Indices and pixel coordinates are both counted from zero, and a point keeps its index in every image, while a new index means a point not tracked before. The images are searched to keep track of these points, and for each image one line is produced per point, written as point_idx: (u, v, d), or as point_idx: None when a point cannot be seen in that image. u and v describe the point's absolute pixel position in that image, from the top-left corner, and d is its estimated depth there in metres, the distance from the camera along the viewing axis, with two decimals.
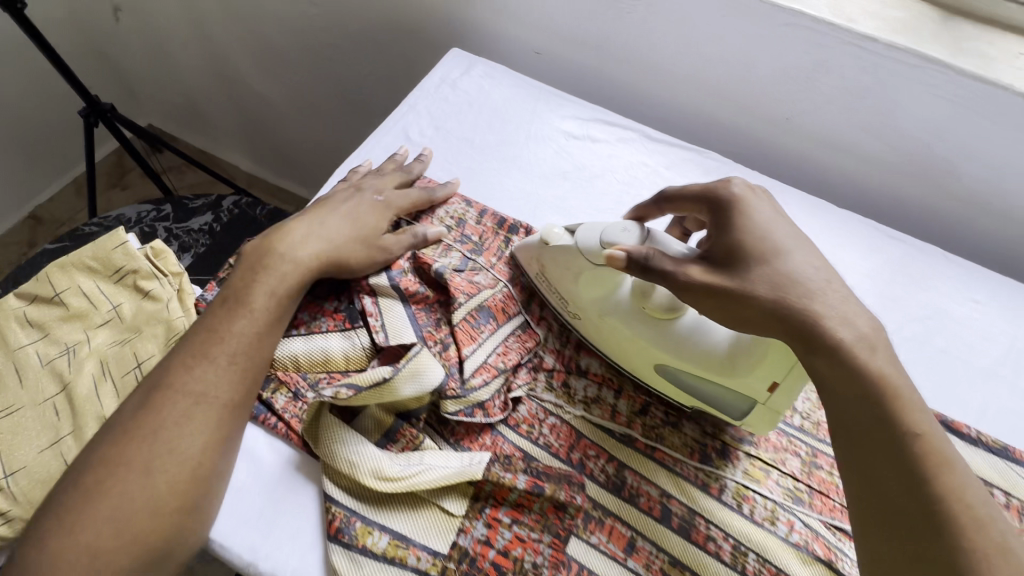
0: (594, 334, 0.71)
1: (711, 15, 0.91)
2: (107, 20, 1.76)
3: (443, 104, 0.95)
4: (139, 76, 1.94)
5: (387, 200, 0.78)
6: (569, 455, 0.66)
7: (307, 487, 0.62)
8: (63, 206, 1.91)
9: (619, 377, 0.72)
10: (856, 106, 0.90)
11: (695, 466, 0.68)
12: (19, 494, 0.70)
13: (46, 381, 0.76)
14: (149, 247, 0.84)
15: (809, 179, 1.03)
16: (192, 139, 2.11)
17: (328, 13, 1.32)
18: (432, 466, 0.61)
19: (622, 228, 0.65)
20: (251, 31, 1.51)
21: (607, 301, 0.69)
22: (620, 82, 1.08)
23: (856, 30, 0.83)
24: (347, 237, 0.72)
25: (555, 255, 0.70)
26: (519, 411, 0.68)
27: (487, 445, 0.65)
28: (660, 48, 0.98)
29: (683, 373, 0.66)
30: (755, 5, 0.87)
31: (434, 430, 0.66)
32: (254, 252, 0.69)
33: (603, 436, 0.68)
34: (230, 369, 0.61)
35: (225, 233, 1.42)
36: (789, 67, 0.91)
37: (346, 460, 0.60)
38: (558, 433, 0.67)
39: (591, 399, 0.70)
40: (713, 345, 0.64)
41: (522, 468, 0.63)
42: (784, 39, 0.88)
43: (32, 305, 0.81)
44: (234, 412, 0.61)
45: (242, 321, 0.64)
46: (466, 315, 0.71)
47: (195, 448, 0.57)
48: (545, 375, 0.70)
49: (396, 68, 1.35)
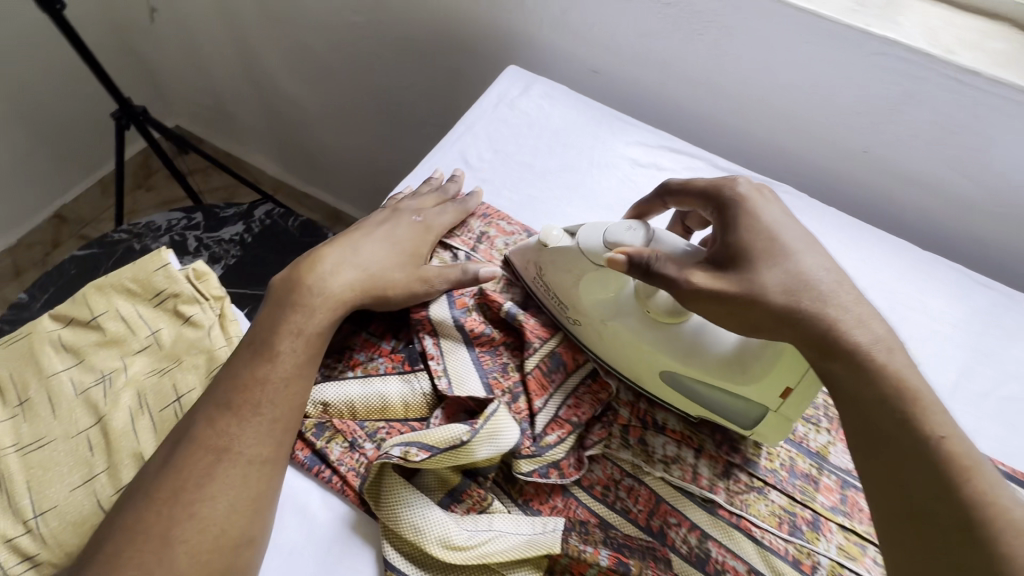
0: (595, 342, 0.66)
1: (791, 41, 0.85)
2: (142, 21, 1.74)
3: (502, 125, 0.91)
4: (171, 78, 1.91)
5: (426, 221, 0.74)
6: (649, 523, 0.60)
7: (365, 550, 0.57)
8: (88, 207, 1.88)
9: (700, 433, 0.66)
10: (946, 142, 0.84)
11: (785, 539, 0.61)
12: (49, 536, 0.65)
13: (80, 412, 0.71)
14: (190, 269, 0.80)
15: (884, 216, 0.97)
16: (220, 143, 2.08)
17: (372, 22, 1.28)
18: (502, 533, 0.56)
19: (627, 227, 0.60)
20: (289, 37, 1.48)
21: (609, 304, 0.64)
22: (683, 106, 1.02)
23: (954, 62, 0.77)
24: (387, 266, 0.68)
25: (551, 256, 0.65)
26: (594, 471, 0.62)
27: (559, 509, 0.60)
28: (732, 72, 0.93)
29: (695, 381, 0.61)
30: (842, 32, 0.81)
31: (501, 489, 0.60)
32: (282, 286, 0.65)
33: (684, 501, 0.62)
34: (253, 422, 0.56)
35: (256, 245, 1.37)
36: (874, 97, 0.85)
37: (411, 526, 0.54)
38: (636, 498, 0.61)
39: (671, 459, 0.64)
40: (719, 352, 0.59)
41: (602, 539, 0.57)
42: (871, 69, 0.83)
43: (68, 327, 0.76)
44: (263, 470, 0.55)
45: (269, 366, 0.59)
46: (537, 362, 0.65)
47: (223, 513, 0.52)
48: (620, 430, 0.64)
49: (439, 81, 1.31)
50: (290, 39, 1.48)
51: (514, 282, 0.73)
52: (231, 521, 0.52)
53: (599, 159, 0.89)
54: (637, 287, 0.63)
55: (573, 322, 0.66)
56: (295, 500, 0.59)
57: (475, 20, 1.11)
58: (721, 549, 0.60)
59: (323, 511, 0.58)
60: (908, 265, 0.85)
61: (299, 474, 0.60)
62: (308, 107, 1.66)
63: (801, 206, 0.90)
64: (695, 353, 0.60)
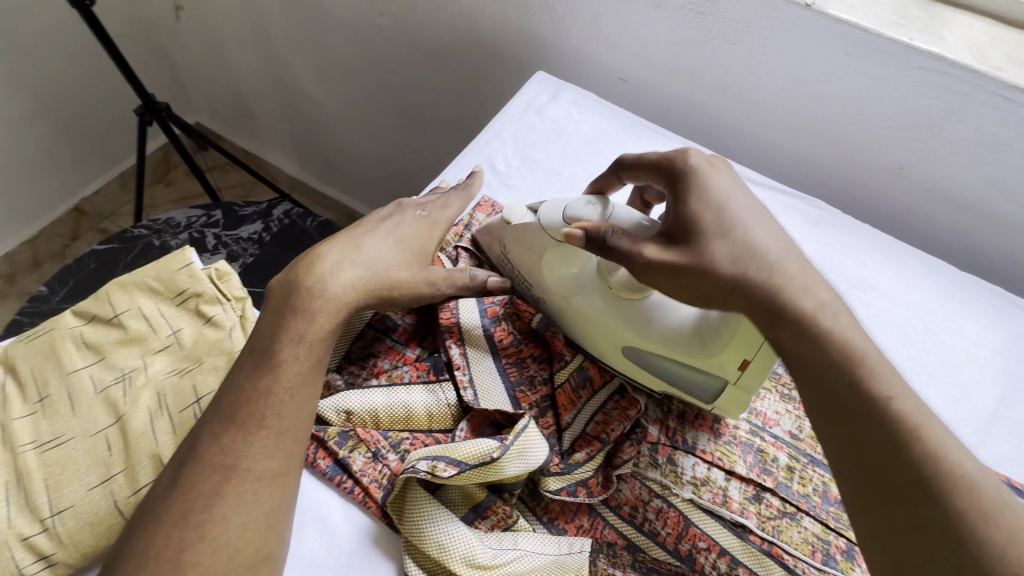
0: (558, 320, 0.66)
1: (827, 53, 0.83)
2: (167, 18, 1.74)
3: (530, 132, 0.90)
4: (193, 75, 1.92)
5: (432, 215, 0.70)
6: (677, 547, 0.59)
7: (386, 564, 0.55)
8: (108, 200, 1.89)
9: (731, 454, 0.64)
10: (988, 160, 0.82)
11: (819, 568, 0.59)
12: (66, 536, 0.64)
13: (100, 411, 0.71)
14: (213, 269, 0.79)
15: (918, 233, 0.94)
16: (238, 140, 2.08)
17: (397, 23, 1.27)
18: (528, 552, 0.54)
19: (587, 202, 0.61)
20: (312, 37, 1.47)
21: (570, 280, 0.63)
22: (712, 116, 1.00)
23: (1001, 79, 0.75)
24: (393, 263, 0.64)
25: (516, 234, 0.66)
26: (622, 490, 0.61)
27: (586, 529, 0.58)
28: (764, 84, 0.91)
29: (656, 355, 0.60)
30: (884, 45, 0.79)
31: (525, 505, 0.59)
32: (280, 288, 0.61)
33: (715, 525, 0.59)
34: (259, 435, 0.54)
35: (274, 244, 1.37)
36: (914, 113, 0.83)
37: (435, 543, 0.53)
38: (664, 521, 0.60)
39: (700, 481, 0.61)
40: (681, 324, 0.58)
41: (630, 562, 0.59)
42: (913, 84, 0.81)
43: (89, 324, 0.76)
44: (272, 483, 0.53)
45: (271, 377, 0.57)
46: (566, 376, 0.64)
47: (234, 530, 0.51)
48: (649, 448, 0.61)
49: (463, 84, 1.30)
50: (314, 40, 1.48)
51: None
52: (243, 538, 0.51)
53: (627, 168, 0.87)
54: (595, 263, 0.63)
55: (540, 300, 0.66)
56: (315, 510, 0.58)
57: (502, 24, 1.10)
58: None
59: (343, 522, 0.57)
60: (943, 285, 0.82)
61: (320, 483, 0.59)
62: (328, 109, 1.66)
63: (834, 221, 0.88)
64: (654, 325, 0.59)
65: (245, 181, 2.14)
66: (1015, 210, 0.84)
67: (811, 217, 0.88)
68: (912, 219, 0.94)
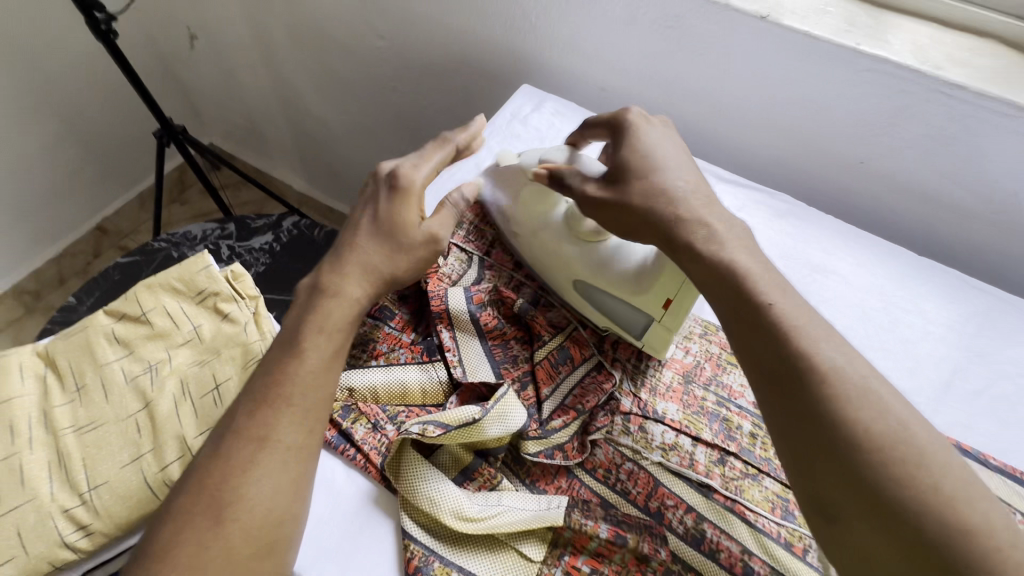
0: (530, 251, 0.78)
1: (788, 59, 0.91)
2: (183, 47, 1.87)
3: (515, 139, 0.98)
4: (206, 98, 2.04)
5: (407, 181, 0.72)
6: (647, 503, 0.65)
7: (385, 522, 0.62)
8: (127, 219, 2.00)
9: (697, 421, 0.70)
10: (940, 153, 0.88)
11: (777, 522, 0.65)
12: (102, 508, 0.72)
13: (130, 398, 0.79)
14: (229, 271, 0.88)
15: (882, 223, 1.01)
16: (250, 158, 2.19)
17: (395, 45, 1.37)
18: (510, 507, 0.61)
19: (557, 150, 0.73)
20: (317, 60, 1.58)
21: (541, 224, 0.75)
22: (686, 120, 1.08)
23: (943, 78, 0.81)
24: (378, 257, 0.69)
25: (502, 175, 0.79)
26: (597, 454, 0.67)
27: (563, 489, 0.65)
28: (732, 89, 0.98)
29: (598, 289, 0.72)
30: (836, 51, 0.86)
31: (510, 469, 0.66)
32: (307, 292, 0.69)
33: (682, 485, 0.66)
34: (282, 415, 0.59)
35: (285, 253, 1.46)
36: (869, 111, 0.90)
37: (427, 497, 0.59)
38: (636, 480, 0.66)
39: (668, 446, 0.68)
40: (629, 266, 0.70)
41: (602, 516, 0.62)
42: (865, 85, 0.87)
43: (120, 322, 0.84)
44: (292, 461, 0.58)
45: (296, 361, 0.62)
46: (546, 354, 0.71)
47: (257, 500, 0.55)
48: (621, 418, 0.69)
49: (457, 99, 1.39)
50: (320, 63, 1.58)
51: (524, 284, 0.80)
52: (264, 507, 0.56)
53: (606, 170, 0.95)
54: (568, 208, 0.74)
55: (519, 238, 0.78)
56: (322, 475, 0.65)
57: (491, 43, 1.19)
58: (716, 530, 0.63)
59: (347, 486, 0.64)
60: (903, 268, 0.89)
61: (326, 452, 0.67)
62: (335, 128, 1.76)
63: (800, 214, 0.95)
64: (597, 266, 0.71)
65: (256, 198, 2.25)
66: (969, 198, 0.91)
67: (779, 210, 0.95)
68: (876, 209, 1.01)
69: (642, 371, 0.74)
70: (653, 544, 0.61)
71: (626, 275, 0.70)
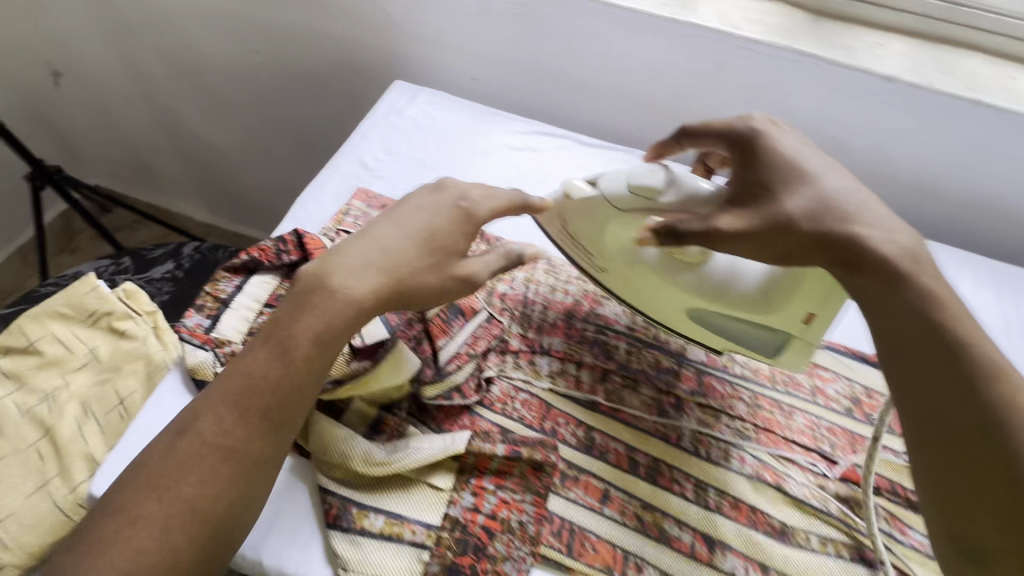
0: (625, 288, 0.78)
1: (624, 31, 1.03)
2: (49, 87, 1.78)
3: (393, 130, 1.04)
4: (82, 139, 1.93)
5: (468, 207, 0.70)
6: (543, 424, 0.73)
7: (302, 485, 0.67)
8: (10, 277, 1.88)
9: (582, 349, 0.80)
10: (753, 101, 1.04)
11: (654, 419, 0.75)
12: (11, 539, 0.71)
13: (27, 430, 0.77)
14: (121, 290, 0.88)
15: None
16: (141, 197, 2.10)
17: (272, 60, 1.40)
18: (416, 447, 0.67)
19: (650, 171, 0.69)
20: (196, 83, 1.57)
21: (625, 252, 0.74)
22: (550, 100, 1.19)
23: (741, 34, 0.97)
24: (413, 263, 0.65)
25: (579, 210, 0.74)
26: (494, 390, 0.75)
27: (466, 424, 0.72)
28: (589, 60, 1.09)
29: (716, 316, 0.73)
30: (655, 22, 1.00)
31: (417, 419, 0.72)
32: (307, 284, 0.63)
33: (570, 404, 0.75)
34: (248, 423, 0.59)
35: (189, 279, 1.43)
36: (695, 71, 1.04)
37: (338, 451, 0.65)
38: (531, 406, 0.74)
39: (555, 373, 0.77)
40: (747, 287, 0.69)
41: (500, 438, 0.70)
42: (686, 47, 1.01)
43: (7, 358, 0.84)
44: (245, 472, 0.58)
45: (273, 366, 0.60)
46: (437, 312, 0.78)
47: (195, 502, 0.56)
48: (512, 356, 0.78)
49: (342, 105, 1.43)
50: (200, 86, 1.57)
51: None
52: (202, 511, 0.56)
53: (486, 153, 1.03)
54: (637, 205, 0.69)
55: (591, 259, 0.78)
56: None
57: (364, 48, 1.26)
58: (605, 437, 0.73)
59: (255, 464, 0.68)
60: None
61: None
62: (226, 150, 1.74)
63: None
64: (739, 302, 0.70)
65: (156, 235, 2.16)
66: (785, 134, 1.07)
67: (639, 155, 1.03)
68: None
69: (529, 315, 0.82)
70: (541, 455, 0.69)
71: (716, 284, 0.70)
